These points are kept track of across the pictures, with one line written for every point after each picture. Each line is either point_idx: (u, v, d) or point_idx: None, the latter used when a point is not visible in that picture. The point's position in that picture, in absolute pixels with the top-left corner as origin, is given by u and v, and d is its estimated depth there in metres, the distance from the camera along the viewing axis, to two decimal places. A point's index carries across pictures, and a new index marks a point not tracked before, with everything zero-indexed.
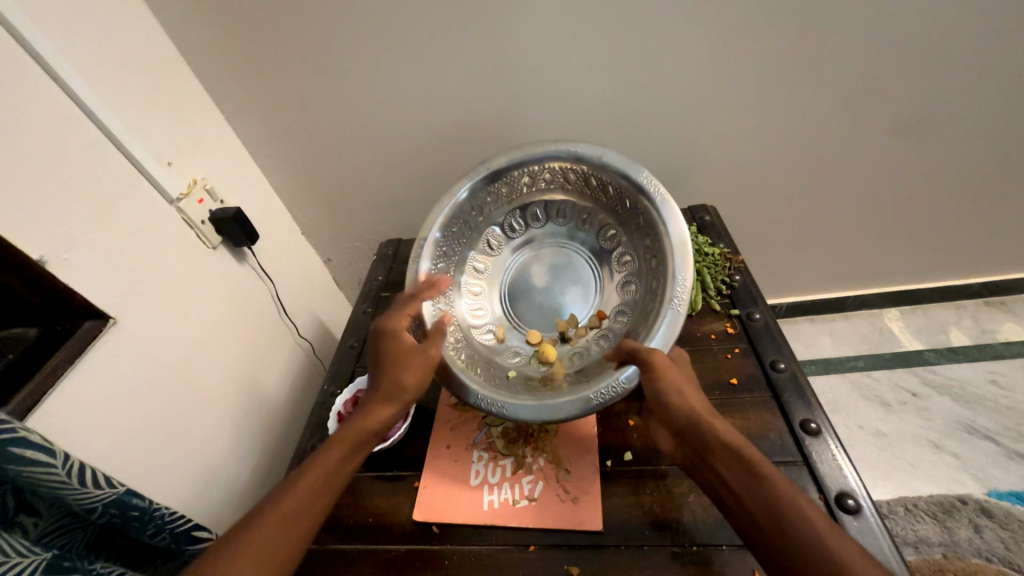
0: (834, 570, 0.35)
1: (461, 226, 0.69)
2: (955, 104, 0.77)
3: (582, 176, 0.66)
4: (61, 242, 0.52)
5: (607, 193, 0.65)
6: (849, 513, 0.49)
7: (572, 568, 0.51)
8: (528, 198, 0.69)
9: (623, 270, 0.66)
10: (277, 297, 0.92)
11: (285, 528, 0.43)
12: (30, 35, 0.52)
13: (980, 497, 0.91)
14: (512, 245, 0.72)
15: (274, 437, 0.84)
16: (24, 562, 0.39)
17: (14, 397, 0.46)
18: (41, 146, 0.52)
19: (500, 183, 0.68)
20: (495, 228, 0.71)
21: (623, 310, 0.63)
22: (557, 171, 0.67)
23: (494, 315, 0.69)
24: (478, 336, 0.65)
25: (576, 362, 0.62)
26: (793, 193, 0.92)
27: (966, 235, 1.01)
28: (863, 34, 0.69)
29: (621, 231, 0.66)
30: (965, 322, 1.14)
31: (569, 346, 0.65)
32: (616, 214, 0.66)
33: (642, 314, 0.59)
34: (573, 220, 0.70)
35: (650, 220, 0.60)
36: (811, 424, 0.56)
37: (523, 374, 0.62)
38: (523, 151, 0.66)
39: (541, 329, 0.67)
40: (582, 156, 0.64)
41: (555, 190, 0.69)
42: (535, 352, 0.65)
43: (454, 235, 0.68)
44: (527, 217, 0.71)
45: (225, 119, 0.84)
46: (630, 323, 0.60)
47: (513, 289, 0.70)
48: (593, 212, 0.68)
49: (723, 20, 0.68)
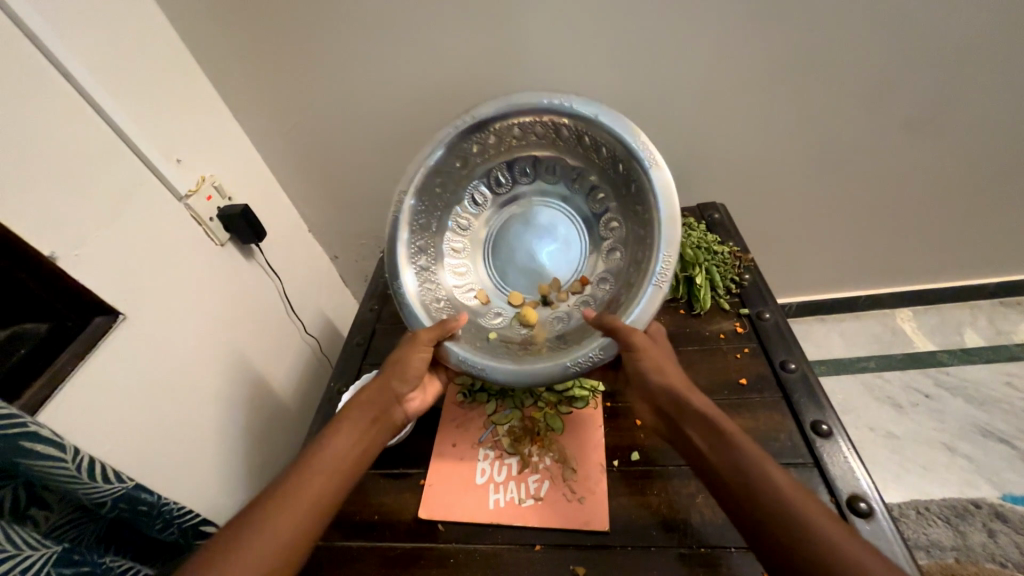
0: (797, 529, 0.38)
1: (441, 180, 0.63)
2: (973, 99, 0.75)
3: (573, 132, 0.59)
4: (72, 239, 0.53)
5: (600, 152, 0.59)
6: (861, 517, 0.49)
7: (578, 568, 0.51)
8: (514, 153, 0.63)
9: (610, 235, 0.62)
10: (284, 294, 0.92)
11: (290, 527, 0.43)
12: (42, 32, 0.52)
13: (994, 501, 0.89)
14: (496, 199, 0.67)
15: (281, 434, 0.84)
16: (35, 556, 0.39)
17: (28, 391, 0.47)
18: (52, 144, 0.52)
19: (483, 134, 0.61)
20: (478, 182, 0.66)
21: (608, 277, 0.61)
22: (546, 126, 0.60)
23: (477, 275, 0.66)
24: (461, 299, 0.64)
25: (559, 326, 0.60)
26: (804, 191, 0.90)
27: (982, 234, 0.99)
28: (878, 29, 0.68)
29: (612, 196, 0.61)
30: (979, 323, 1.12)
31: (552, 309, 0.63)
32: (609, 176, 0.60)
33: (625, 287, 0.56)
34: (563, 177, 0.64)
35: (642, 189, 0.55)
36: (822, 426, 0.56)
37: (505, 336, 0.60)
38: (511, 101, 0.58)
39: (524, 290, 0.65)
40: (573, 114, 0.57)
41: (545, 146, 0.62)
42: (517, 313, 0.63)
43: (434, 191, 0.63)
44: (514, 171, 0.65)
45: (234, 116, 0.84)
46: (613, 293, 0.58)
47: (496, 249, 0.66)
48: (585, 172, 0.62)
49: (734, 15, 0.67)
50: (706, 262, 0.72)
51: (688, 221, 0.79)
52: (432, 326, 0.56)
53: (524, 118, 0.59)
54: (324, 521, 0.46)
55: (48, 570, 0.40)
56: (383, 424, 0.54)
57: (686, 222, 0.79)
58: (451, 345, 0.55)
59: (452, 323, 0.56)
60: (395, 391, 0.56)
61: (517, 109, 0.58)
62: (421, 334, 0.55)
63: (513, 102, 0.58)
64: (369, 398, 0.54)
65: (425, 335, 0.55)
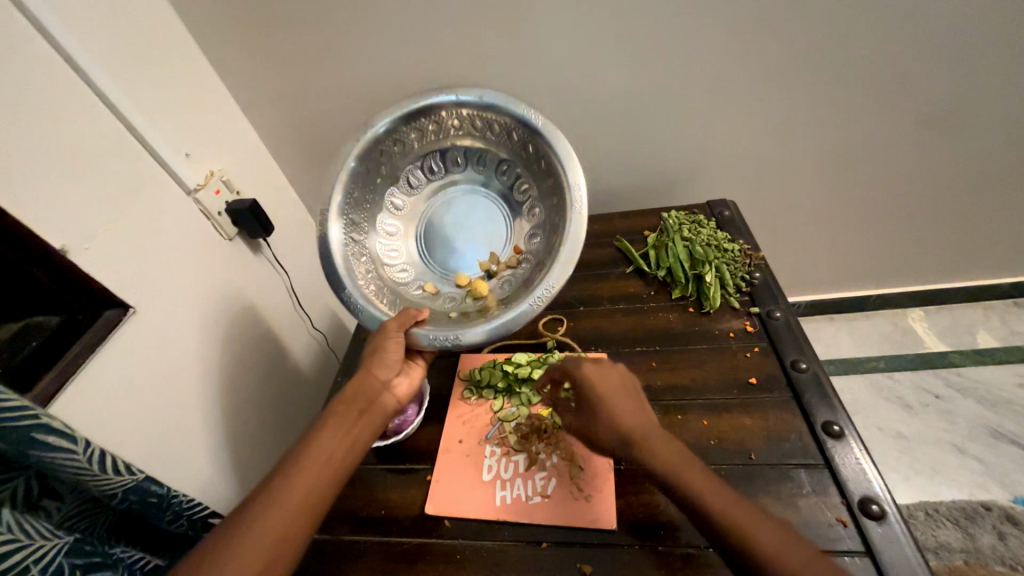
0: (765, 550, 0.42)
1: (360, 194, 0.63)
2: (993, 96, 0.74)
3: (481, 121, 0.62)
4: (82, 232, 0.53)
5: (496, 130, 0.62)
6: (873, 519, 0.48)
7: (585, 566, 0.50)
8: (427, 147, 0.64)
9: (527, 199, 0.64)
10: (291, 289, 0.92)
11: (294, 520, 0.44)
12: (52, 26, 0.52)
13: (1005, 504, 0.88)
14: (414, 198, 0.67)
15: (287, 428, 0.84)
16: (45, 545, 0.40)
17: (40, 382, 0.48)
18: (62, 137, 0.52)
19: (387, 141, 0.62)
20: (392, 188, 0.66)
21: (536, 233, 0.62)
22: (444, 119, 0.62)
23: (418, 271, 0.65)
24: (409, 294, 0.63)
25: (507, 289, 0.61)
26: (815, 188, 0.89)
27: (998, 233, 0.97)
28: (896, 24, 0.67)
29: (516, 164, 0.63)
30: (993, 323, 1.11)
31: (498, 278, 0.63)
32: (508, 148, 0.63)
33: (552, 237, 0.59)
34: (469, 164, 0.66)
35: (551, 167, 0.59)
36: (834, 426, 0.55)
37: (461, 313, 0.60)
38: (410, 104, 0.61)
39: (467, 269, 0.64)
40: (467, 103, 0.60)
41: (446, 138, 0.64)
42: (466, 292, 0.63)
43: (356, 206, 0.62)
44: (424, 169, 0.66)
45: (242, 110, 0.84)
46: (544, 246, 0.60)
47: (428, 241, 0.66)
48: (488, 153, 0.64)
49: (748, 9, 0.66)
50: (716, 260, 0.71)
51: (698, 218, 0.78)
52: (396, 316, 0.56)
53: (430, 113, 0.62)
54: (320, 511, 0.46)
55: (59, 560, 0.40)
56: (374, 412, 0.53)
57: (696, 219, 0.78)
58: (417, 331, 0.56)
59: (416, 312, 0.56)
60: (379, 380, 0.54)
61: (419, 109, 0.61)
62: (388, 324, 0.55)
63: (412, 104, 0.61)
64: (354, 390, 0.53)
65: (392, 323, 0.55)
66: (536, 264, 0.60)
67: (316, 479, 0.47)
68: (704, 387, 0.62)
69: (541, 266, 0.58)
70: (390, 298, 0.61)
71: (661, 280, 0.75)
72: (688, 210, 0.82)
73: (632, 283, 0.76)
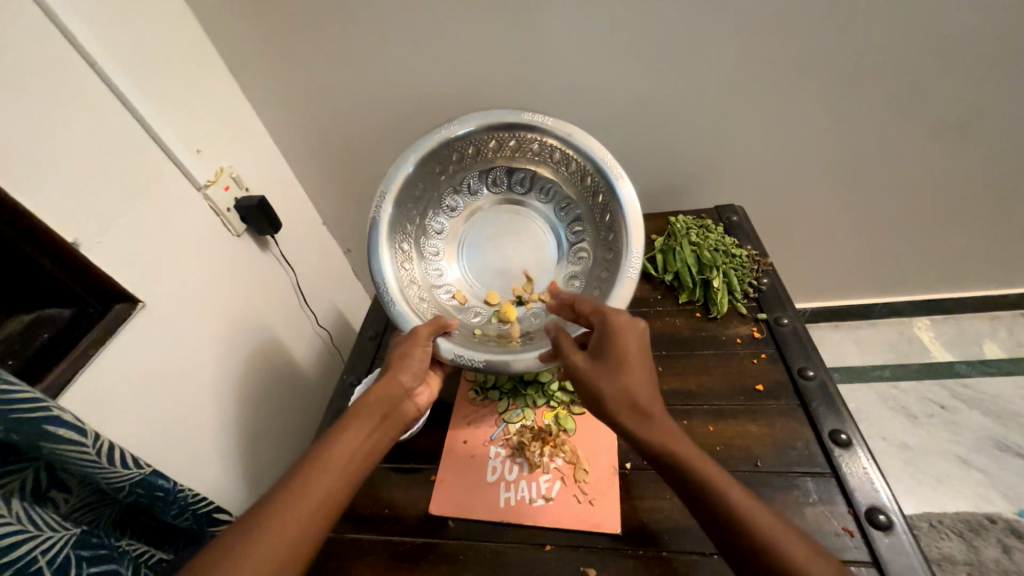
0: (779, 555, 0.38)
1: (423, 181, 0.66)
2: (1007, 106, 0.73)
3: (565, 158, 0.65)
4: (95, 227, 0.53)
5: (571, 168, 0.66)
6: (879, 529, 0.48)
7: (588, 570, 0.50)
8: (511, 162, 0.68)
9: (577, 239, 0.70)
10: (298, 286, 0.92)
11: (314, 514, 0.44)
12: (68, 20, 0.53)
13: (1009, 517, 0.87)
14: (473, 207, 0.72)
15: (292, 425, 0.85)
16: (54, 537, 0.40)
17: (52, 372, 0.48)
18: (75, 132, 0.53)
19: (466, 145, 0.65)
20: (454, 189, 0.70)
21: (577, 277, 0.68)
22: (526, 140, 0.65)
23: (455, 277, 0.70)
24: (440, 297, 0.67)
25: (536, 321, 0.65)
26: (824, 195, 0.89)
27: (1007, 244, 0.97)
28: (910, 33, 0.66)
29: (579, 204, 0.68)
30: (1000, 334, 1.10)
31: (526, 307, 0.67)
32: (576, 189, 0.68)
33: (599, 285, 0.63)
34: (532, 189, 0.71)
35: (616, 221, 0.62)
36: (841, 435, 0.55)
37: (483, 331, 0.64)
38: (500, 116, 0.63)
39: (500, 290, 0.69)
40: (555, 135, 0.63)
41: (519, 158, 0.68)
42: (495, 311, 0.67)
43: (418, 191, 0.66)
44: (488, 181, 0.71)
45: (252, 107, 0.84)
46: (585, 290, 0.64)
47: (472, 251, 0.71)
48: (553, 186, 0.69)
49: (761, 15, 0.66)
50: (724, 265, 0.71)
51: (706, 223, 0.78)
52: (430, 322, 0.59)
53: (517, 132, 0.64)
54: (338, 509, 0.46)
55: (67, 552, 0.40)
56: (394, 419, 0.53)
57: (704, 224, 0.78)
58: (444, 340, 0.58)
59: (448, 322, 0.59)
60: (403, 385, 0.55)
61: (507, 125, 0.63)
62: (420, 329, 0.58)
63: (504, 117, 0.62)
64: (377, 394, 0.54)
65: (423, 330, 0.58)
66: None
67: (339, 475, 0.47)
68: (711, 392, 0.62)
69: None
70: (423, 295, 0.64)
71: (668, 284, 0.75)
72: (696, 215, 0.82)
73: (639, 287, 0.76)
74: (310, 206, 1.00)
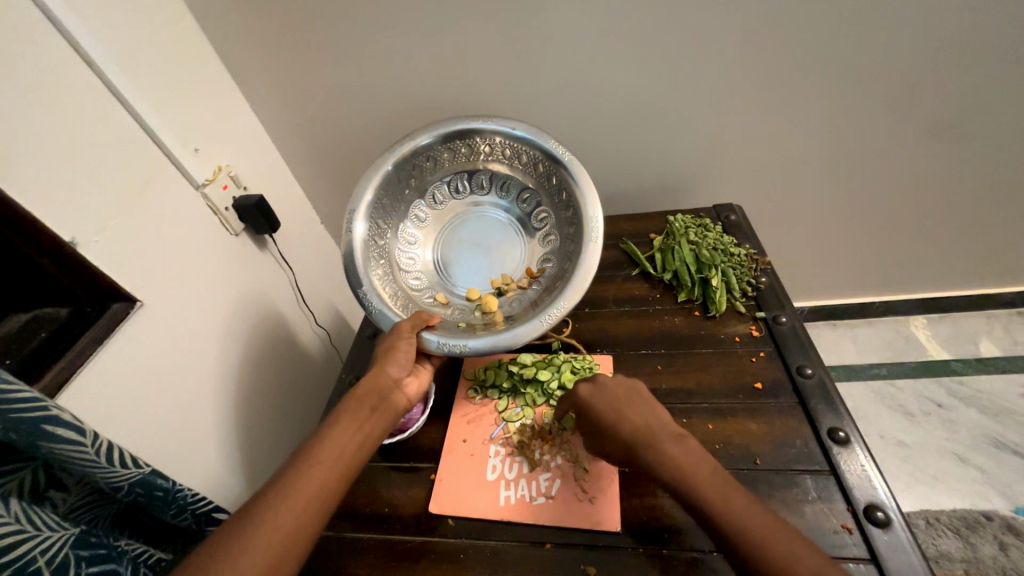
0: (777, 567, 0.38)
1: (387, 199, 0.68)
2: (1004, 106, 0.74)
3: (517, 151, 0.68)
4: (93, 226, 0.53)
5: (523, 160, 0.69)
6: (878, 526, 0.48)
7: (589, 568, 0.51)
8: (469, 165, 0.71)
9: (544, 226, 0.70)
10: (296, 285, 0.92)
11: (305, 506, 0.44)
12: (65, 18, 0.52)
13: (1006, 514, 0.88)
14: (439, 214, 0.73)
15: (291, 424, 0.85)
16: (53, 537, 0.40)
17: (48, 373, 0.48)
18: (73, 131, 0.53)
19: (421, 156, 0.69)
20: (419, 201, 0.72)
21: (549, 259, 0.68)
22: (476, 143, 0.69)
23: (432, 281, 0.69)
24: (421, 300, 0.66)
25: (516, 306, 0.65)
26: (822, 194, 0.89)
27: (1004, 243, 0.97)
28: (907, 33, 0.67)
29: (539, 193, 0.69)
30: (996, 333, 1.11)
31: (507, 296, 0.67)
32: (533, 179, 0.69)
33: (568, 261, 0.63)
34: (493, 187, 0.72)
35: (572, 197, 0.64)
36: (839, 433, 0.55)
37: (468, 324, 0.64)
38: (450, 124, 0.67)
39: (479, 286, 0.69)
40: (501, 132, 0.67)
41: (476, 162, 0.70)
42: (477, 306, 0.66)
43: (383, 208, 0.68)
44: (449, 187, 0.72)
45: (249, 106, 0.84)
46: (558, 270, 0.65)
47: (446, 255, 0.71)
48: (512, 180, 0.71)
49: (759, 15, 0.66)
50: (722, 264, 0.71)
51: (704, 222, 0.78)
52: (410, 318, 0.59)
53: (466, 136, 0.68)
54: (331, 502, 0.46)
55: (65, 552, 0.40)
56: (384, 410, 0.53)
57: (703, 223, 0.78)
58: (428, 332, 0.58)
59: (428, 316, 0.59)
60: (391, 377, 0.55)
61: (456, 132, 0.67)
62: (402, 325, 0.58)
63: (453, 125, 0.67)
64: (365, 388, 0.54)
65: (405, 325, 0.58)
66: (547, 286, 0.64)
67: (329, 467, 0.47)
68: (709, 391, 0.62)
69: (554, 289, 0.62)
70: (403, 299, 0.64)
71: (667, 283, 0.75)
72: (695, 214, 0.82)
73: (637, 286, 0.76)
74: (308, 206, 1.00)
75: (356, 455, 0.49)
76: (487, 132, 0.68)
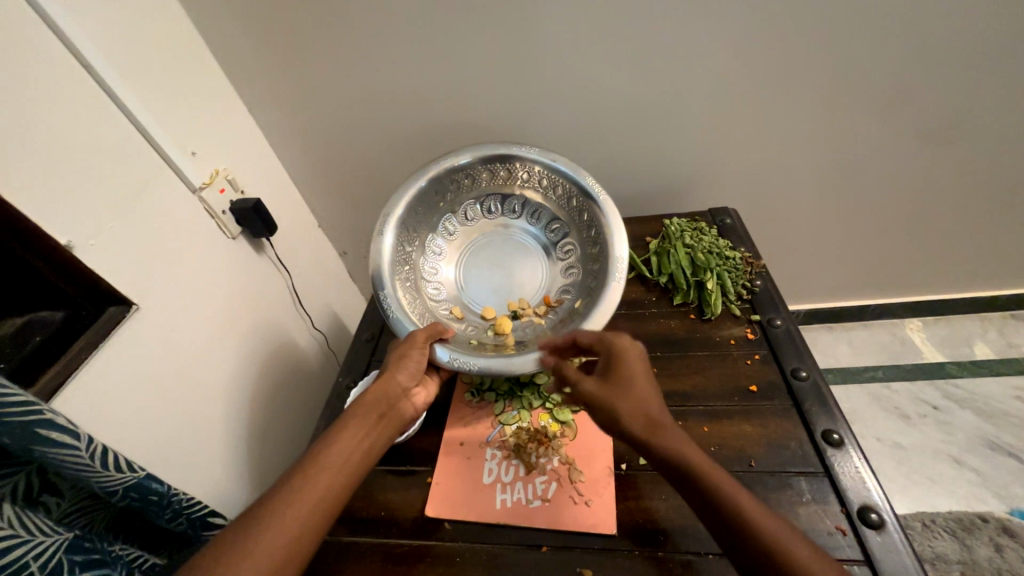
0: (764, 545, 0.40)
1: (423, 207, 0.70)
2: (994, 110, 0.74)
3: (554, 184, 0.70)
4: (88, 229, 0.53)
5: (558, 192, 0.70)
6: (872, 528, 0.49)
7: (585, 571, 0.51)
8: (506, 189, 0.72)
9: (568, 258, 0.71)
10: (293, 288, 0.92)
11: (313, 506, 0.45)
12: (68, 28, 0.53)
13: (1002, 516, 0.88)
14: (468, 231, 0.74)
15: (288, 428, 0.84)
16: (47, 541, 0.40)
17: (41, 378, 0.47)
18: (63, 133, 0.52)
19: (461, 174, 0.70)
20: (451, 215, 0.73)
21: (569, 291, 0.69)
22: (516, 168, 0.71)
23: (450, 294, 0.70)
24: (437, 311, 0.67)
25: (530, 333, 0.65)
26: (817, 197, 0.90)
27: (998, 245, 0.97)
28: (899, 38, 0.67)
29: (568, 224, 0.71)
30: (990, 335, 1.12)
31: (522, 321, 0.68)
32: (564, 212, 0.71)
33: (588, 295, 0.64)
34: (524, 214, 0.73)
35: (600, 232, 0.66)
36: (834, 435, 0.55)
37: (479, 342, 0.64)
38: (494, 147, 0.69)
39: (495, 306, 0.69)
40: (542, 162, 0.68)
41: (511, 186, 0.72)
42: (491, 325, 0.67)
43: (417, 215, 0.70)
44: (482, 207, 0.74)
45: (246, 110, 0.84)
46: (577, 303, 0.65)
47: (468, 269, 0.72)
48: (543, 210, 0.72)
49: (752, 19, 0.66)
50: (718, 268, 0.71)
51: (700, 226, 0.78)
52: (425, 328, 0.60)
53: (506, 161, 0.70)
54: (339, 504, 0.47)
55: (59, 556, 0.40)
56: (391, 417, 0.54)
57: (698, 226, 0.78)
58: (441, 346, 0.59)
59: (443, 329, 0.60)
60: (400, 385, 0.56)
61: (498, 156, 0.69)
62: (417, 334, 0.58)
63: (496, 148, 0.69)
64: (374, 393, 0.54)
65: (420, 334, 0.58)
66: (564, 318, 0.65)
67: (337, 468, 0.47)
68: (706, 394, 0.62)
69: (570, 321, 0.63)
70: (422, 308, 0.65)
71: (663, 286, 0.76)
72: (690, 218, 0.83)
73: (634, 289, 0.77)
74: (304, 208, 1.00)
75: (364, 459, 0.50)
76: (528, 160, 0.69)
